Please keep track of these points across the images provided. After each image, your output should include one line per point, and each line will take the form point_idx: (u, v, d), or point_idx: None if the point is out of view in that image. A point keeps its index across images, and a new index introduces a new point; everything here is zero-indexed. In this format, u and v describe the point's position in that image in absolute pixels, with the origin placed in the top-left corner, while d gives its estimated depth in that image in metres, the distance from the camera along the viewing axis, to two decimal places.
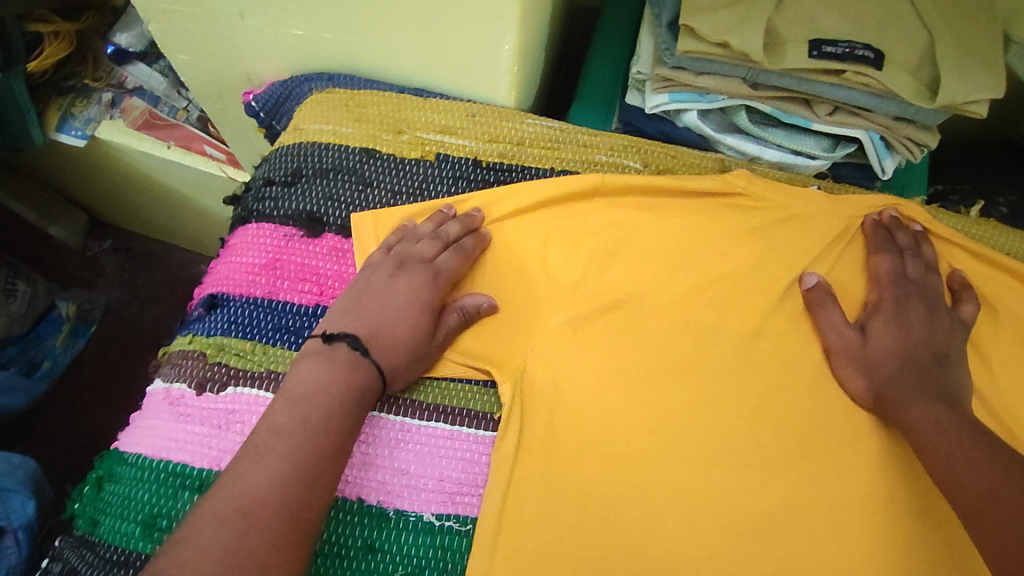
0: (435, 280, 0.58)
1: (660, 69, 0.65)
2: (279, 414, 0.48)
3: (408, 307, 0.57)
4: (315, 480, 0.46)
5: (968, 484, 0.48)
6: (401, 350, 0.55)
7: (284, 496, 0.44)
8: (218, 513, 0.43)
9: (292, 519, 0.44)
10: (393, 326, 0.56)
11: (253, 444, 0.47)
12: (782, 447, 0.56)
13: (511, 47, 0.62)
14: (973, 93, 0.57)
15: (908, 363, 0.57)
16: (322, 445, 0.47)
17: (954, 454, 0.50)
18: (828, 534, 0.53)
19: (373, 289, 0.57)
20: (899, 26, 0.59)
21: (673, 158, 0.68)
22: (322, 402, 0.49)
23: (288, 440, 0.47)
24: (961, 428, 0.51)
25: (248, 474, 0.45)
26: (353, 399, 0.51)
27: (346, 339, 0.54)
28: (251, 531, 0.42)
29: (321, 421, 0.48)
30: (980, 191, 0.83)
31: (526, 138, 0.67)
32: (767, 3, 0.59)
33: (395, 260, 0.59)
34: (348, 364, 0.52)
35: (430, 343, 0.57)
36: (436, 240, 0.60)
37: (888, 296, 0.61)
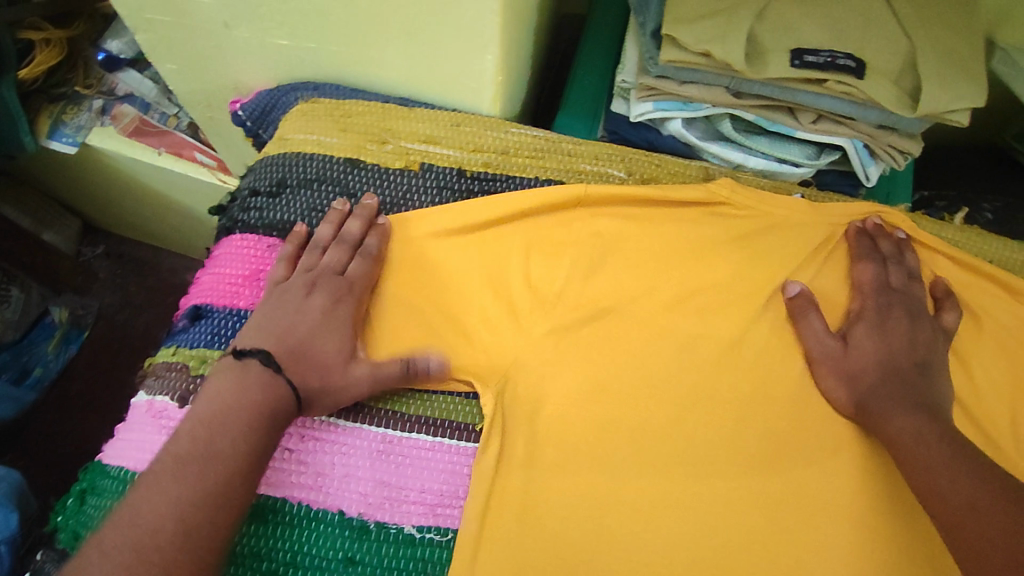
0: (350, 290, 0.59)
1: (643, 78, 0.65)
2: (184, 438, 0.48)
3: (324, 324, 0.56)
4: (216, 506, 0.45)
5: (949, 496, 0.48)
6: (315, 369, 0.54)
7: (181, 525, 0.44)
8: (110, 546, 0.42)
9: (189, 549, 0.43)
10: (309, 341, 0.55)
11: (155, 470, 0.46)
12: (764, 457, 0.56)
13: (494, 58, 0.62)
14: (955, 102, 0.57)
15: (889, 372, 0.57)
16: (226, 470, 0.47)
17: (935, 464, 0.50)
18: (809, 544, 0.53)
19: (284, 307, 0.57)
20: (881, 35, 0.59)
21: (658, 167, 0.68)
22: (229, 424, 0.49)
23: (189, 467, 0.46)
24: (942, 439, 0.51)
25: (145, 501, 0.44)
26: (262, 420, 0.50)
27: (257, 356, 0.53)
28: (141, 564, 0.42)
29: (226, 442, 0.48)
30: (966, 198, 0.82)
31: (510, 147, 0.68)
32: (749, 13, 0.59)
33: (306, 276, 0.59)
34: (260, 383, 0.52)
35: (348, 369, 0.55)
36: (345, 247, 0.61)
37: (870, 304, 0.61)
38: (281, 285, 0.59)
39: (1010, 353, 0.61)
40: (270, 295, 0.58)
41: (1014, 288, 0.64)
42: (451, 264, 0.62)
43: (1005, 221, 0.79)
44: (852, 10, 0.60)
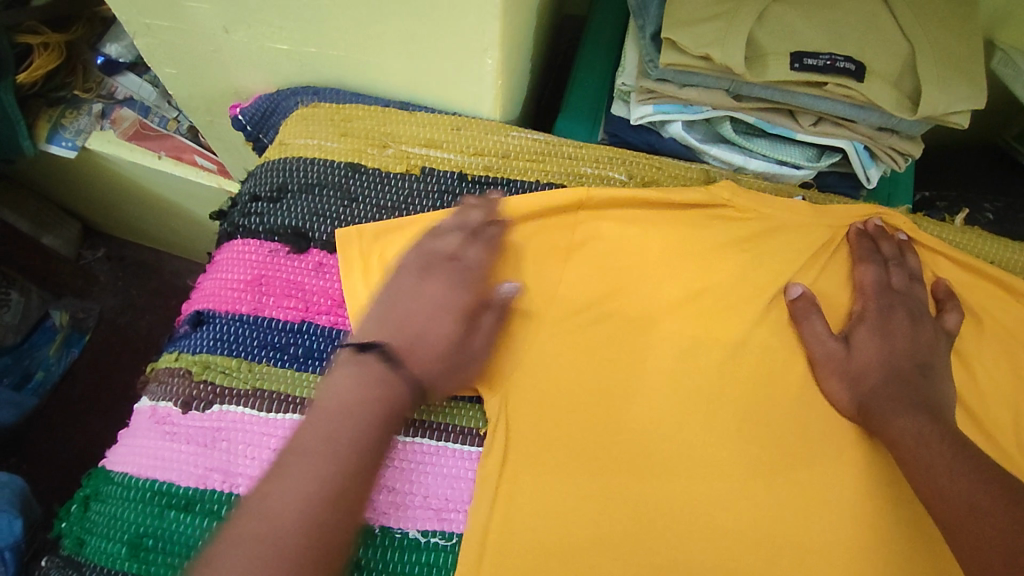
0: (467, 276, 0.59)
1: (643, 81, 0.65)
2: (313, 430, 0.47)
3: (438, 310, 0.56)
4: (338, 504, 0.45)
5: (950, 497, 0.48)
6: (430, 357, 0.54)
7: (306, 521, 0.43)
8: (240, 536, 0.42)
9: (313, 545, 0.42)
10: (428, 329, 0.55)
11: (283, 462, 0.46)
12: (766, 458, 0.56)
13: (494, 62, 0.62)
14: (954, 104, 0.58)
15: (891, 374, 0.57)
16: (348, 467, 0.46)
17: (936, 466, 0.50)
18: (812, 545, 0.53)
19: (405, 295, 0.57)
20: (880, 37, 0.59)
21: (658, 169, 0.69)
22: (351, 419, 0.48)
23: (315, 460, 0.46)
24: (942, 440, 0.52)
25: (279, 493, 0.44)
26: (382, 415, 0.50)
27: (376, 348, 0.53)
28: (280, 556, 0.41)
29: (352, 436, 0.48)
30: (966, 198, 0.83)
31: (511, 151, 0.68)
32: (748, 16, 0.59)
33: (420, 261, 0.59)
34: (379, 376, 0.51)
35: (464, 347, 0.56)
36: (462, 233, 0.60)
37: (871, 305, 0.61)
38: (401, 270, 0.59)
39: (1012, 353, 0.62)
40: (392, 282, 0.58)
41: (1015, 288, 0.64)
42: (516, 257, 0.62)
43: (1005, 221, 0.79)
44: (851, 13, 0.60)
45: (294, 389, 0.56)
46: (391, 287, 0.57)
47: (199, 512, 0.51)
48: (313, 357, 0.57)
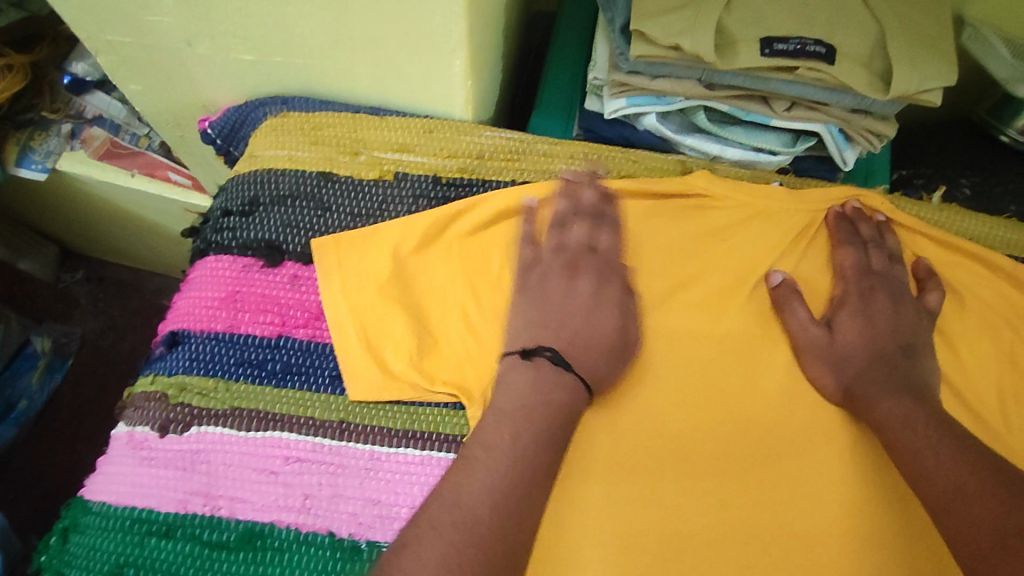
0: (610, 267, 0.60)
1: (616, 74, 0.65)
2: (497, 430, 0.49)
3: (597, 307, 0.58)
4: (525, 502, 0.46)
5: (935, 479, 0.48)
6: (596, 354, 0.56)
7: (497, 512, 0.44)
8: (438, 520, 0.43)
9: (503, 539, 0.43)
10: (585, 325, 0.57)
11: (470, 458, 0.47)
12: (756, 447, 0.56)
13: (462, 62, 0.61)
14: (926, 83, 0.57)
15: (873, 359, 0.58)
16: (535, 469, 0.47)
17: (921, 450, 0.50)
18: (806, 535, 0.53)
19: (554, 291, 0.58)
20: (849, 19, 0.58)
21: (634, 163, 0.68)
22: (533, 422, 0.50)
23: (503, 457, 0.47)
24: (922, 422, 0.52)
25: (467, 484, 0.45)
26: (557, 419, 0.51)
27: (545, 353, 0.54)
28: (472, 540, 0.42)
29: (535, 437, 0.49)
30: (942, 174, 0.84)
31: (485, 151, 0.66)
32: (715, 3, 0.58)
33: (563, 255, 0.60)
34: (555, 380, 0.53)
35: (625, 340, 0.57)
36: (592, 224, 0.61)
37: (852, 289, 0.60)
38: (535, 266, 0.60)
39: (994, 330, 0.62)
40: (529, 283, 0.59)
41: (996, 264, 0.64)
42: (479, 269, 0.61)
43: (981, 196, 0.81)
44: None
45: (273, 406, 0.55)
46: (537, 286, 0.59)
47: (181, 537, 0.50)
48: (291, 372, 0.56)
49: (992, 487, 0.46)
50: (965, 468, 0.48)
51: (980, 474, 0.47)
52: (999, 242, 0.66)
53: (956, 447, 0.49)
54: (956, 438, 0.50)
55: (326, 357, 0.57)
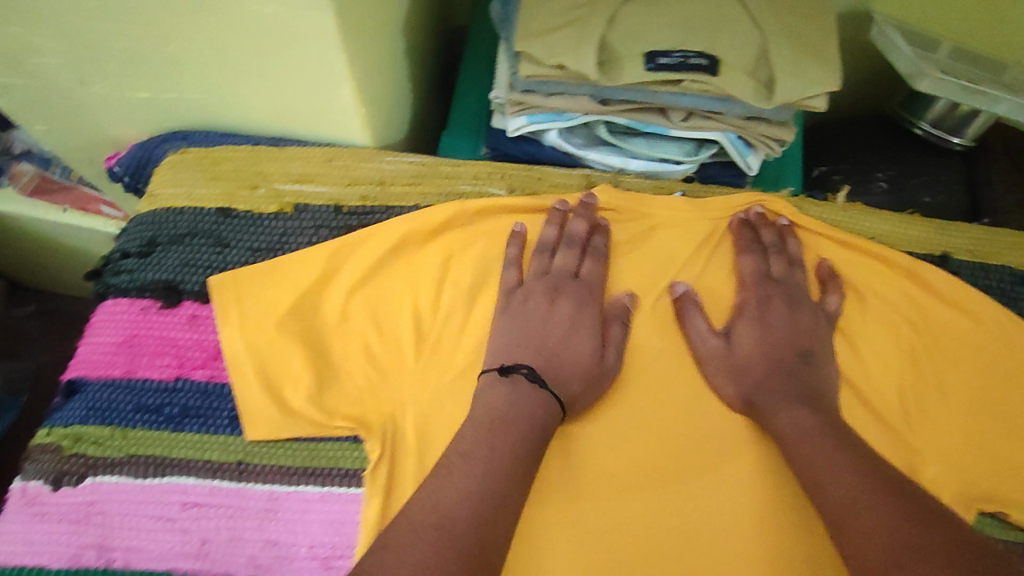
0: (591, 292, 0.61)
1: (512, 94, 0.64)
2: (474, 439, 0.51)
3: (574, 326, 0.59)
4: (498, 508, 0.48)
5: (831, 491, 0.50)
6: (576, 374, 0.57)
7: (473, 518, 0.46)
8: (415, 522, 0.45)
9: (479, 544, 0.45)
10: (565, 348, 0.58)
11: (448, 465, 0.49)
12: (661, 461, 0.56)
13: (351, 92, 0.60)
14: (810, 88, 0.57)
15: (772, 366, 0.59)
16: (511, 481, 0.49)
17: (818, 462, 0.51)
18: (705, 549, 0.53)
19: (535, 315, 0.60)
20: (734, 26, 0.57)
21: (538, 180, 0.67)
22: (513, 433, 0.52)
23: (480, 464, 0.49)
24: (817, 431, 0.54)
25: (445, 490, 0.47)
26: (534, 429, 0.53)
27: (523, 370, 0.55)
28: (448, 542, 0.44)
29: (510, 446, 0.51)
30: (859, 168, 0.87)
31: (387, 177, 0.66)
32: (598, 18, 0.57)
33: (547, 280, 0.61)
34: (534, 395, 0.54)
35: (603, 365, 0.58)
36: (573, 248, 0.62)
37: (750, 296, 0.62)
38: (517, 289, 0.61)
39: (893, 328, 0.63)
40: (513, 303, 0.61)
41: (895, 263, 0.64)
42: (382, 298, 0.61)
43: (897, 188, 0.84)
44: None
45: (170, 451, 0.54)
46: (522, 309, 0.60)
47: None
48: (189, 415, 0.56)
49: (881, 499, 0.48)
50: (857, 480, 0.49)
51: (874, 488, 0.48)
52: (900, 240, 0.66)
53: (851, 459, 0.51)
54: (848, 449, 0.52)
55: (225, 398, 0.57)
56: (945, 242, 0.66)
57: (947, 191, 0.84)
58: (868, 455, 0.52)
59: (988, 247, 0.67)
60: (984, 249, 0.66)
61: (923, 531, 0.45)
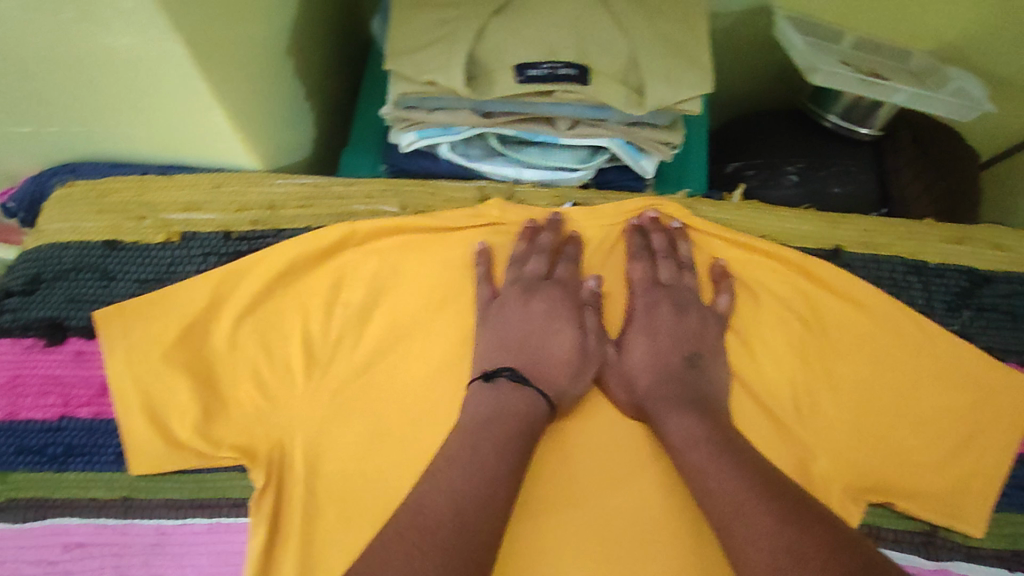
0: (566, 292, 0.62)
1: (394, 111, 0.63)
2: (458, 443, 0.53)
3: (553, 320, 0.60)
4: (488, 503, 0.49)
5: (715, 498, 0.50)
6: (560, 368, 0.59)
7: (460, 512, 0.47)
8: (402, 523, 0.46)
9: (467, 535, 0.46)
10: (545, 346, 0.59)
11: (437, 468, 0.51)
12: (552, 472, 0.57)
13: (225, 118, 0.59)
14: (681, 93, 0.57)
15: (660, 372, 0.59)
16: (498, 477, 0.50)
17: (702, 469, 0.52)
18: (590, 553, 0.54)
19: (512, 321, 0.60)
20: (600, 32, 0.57)
21: (432, 195, 0.67)
22: (497, 432, 0.53)
23: (466, 465, 0.50)
24: (701, 436, 0.54)
25: (432, 492, 0.49)
26: (523, 428, 0.54)
27: (504, 373, 0.57)
28: (437, 536, 0.45)
29: (495, 445, 0.52)
30: (771, 162, 0.87)
31: (277, 200, 0.66)
32: (465, 33, 0.57)
33: (518, 286, 0.62)
34: (517, 393, 0.56)
35: (583, 349, 0.60)
36: (544, 255, 0.63)
37: (641, 303, 0.62)
38: (494, 300, 0.62)
39: (786, 323, 0.63)
40: (489, 315, 0.61)
41: (787, 259, 0.65)
42: (273, 322, 0.61)
43: (808, 181, 0.85)
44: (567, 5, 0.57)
45: (53, 492, 0.55)
46: (499, 314, 0.61)
47: None
48: (74, 454, 0.56)
49: (762, 503, 0.48)
50: (739, 484, 0.50)
51: (753, 491, 0.49)
52: (793, 236, 0.67)
53: (733, 462, 0.51)
54: (731, 452, 0.53)
55: (111, 434, 0.57)
56: (838, 237, 0.67)
57: (856, 182, 0.85)
58: (746, 455, 0.53)
59: (881, 239, 0.66)
60: (878, 241, 0.66)
61: (801, 531, 0.45)
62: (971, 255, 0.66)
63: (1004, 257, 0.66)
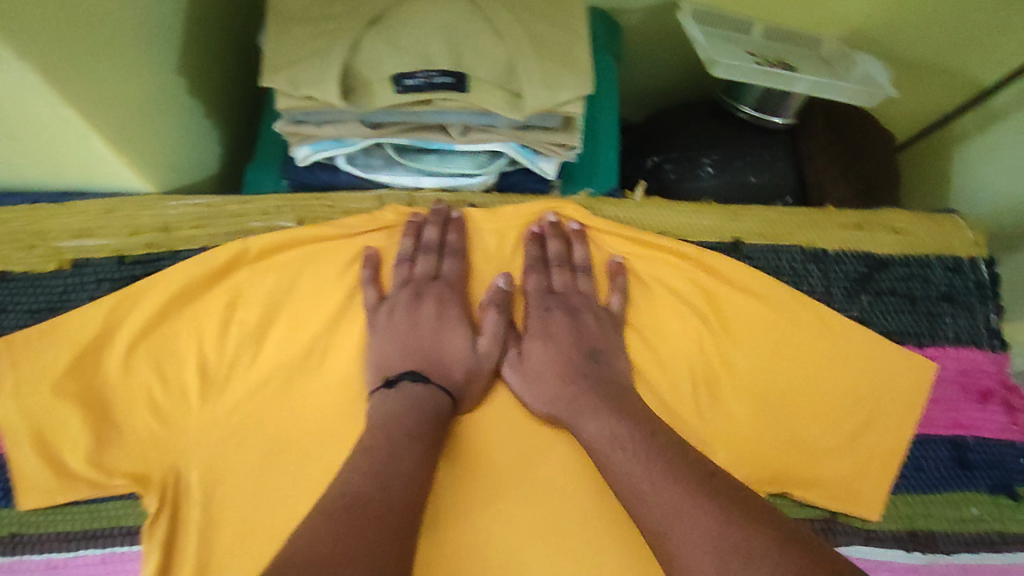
0: (451, 290, 0.63)
1: (284, 125, 0.62)
2: (370, 437, 0.54)
3: (445, 323, 0.61)
4: (408, 483, 0.51)
5: (650, 503, 0.49)
6: (455, 367, 0.60)
7: (384, 491, 0.49)
8: (327, 504, 0.47)
9: (393, 511, 0.48)
10: (437, 348, 0.60)
11: (354, 460, 0.52)
12: (450, 477, 0.59)
13: (102, 144, 0.58)
14: (561, 94, 0.57)
15: (564, 372, 0.60)
16: (415, 462, 0.53)
17: (630, 474, 0.52)
18: (485, 550, 0.57)
19: (402, 325, 0.61)
20: (477, 37, 0.56)
21: (329, 207, 0.67)
22: (406, 422, 0.55)
23: (381, 452, 0.52)
24: (622, 436, 0.54)
25: (354, 477, 0.50)
26: (429, 419, 0.56)
27: (406, 377, 0.58)
28: (364, 513, 0.46)
29: (406, 432, 0.54)
30: (687, 154, 0.86)
31: (171, 222, 0.65)
32: (339, 45, 0.56)
33: (407, 289, 0.62)
34: (422, 392, 0.57)
35: (479, 350, 0.61)
36: (430, 252, 0.63)
37: (535, 312, 0.63)
38: (383, 304, 0.62)
39: (684, 318, 0.63)
40: (379, 321, 0.61)
41: (686, 254, 0.65)
42: (168, 344, 0.61)
43: (723, 172, 0.85)
44: (439, 10, 0.56)
45: None
46: (388, 320, 0.61)
47: None
48: None
49: (693, 502, 0.48)
50: (666, 485, 0.49)
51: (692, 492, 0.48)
52: (691, 230, 0.67)
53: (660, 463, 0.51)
54: (656, 452, 0.52)
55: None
56: (737, 229, 0.67)
57: (771, 170, 0.86)
58: (676, 453, 0.52)
59: (779, 228, 0.67)
60: (776, 231, 0.67)
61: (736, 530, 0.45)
62: (869, 241, 0.67)
63: (900, 241, 0.67)
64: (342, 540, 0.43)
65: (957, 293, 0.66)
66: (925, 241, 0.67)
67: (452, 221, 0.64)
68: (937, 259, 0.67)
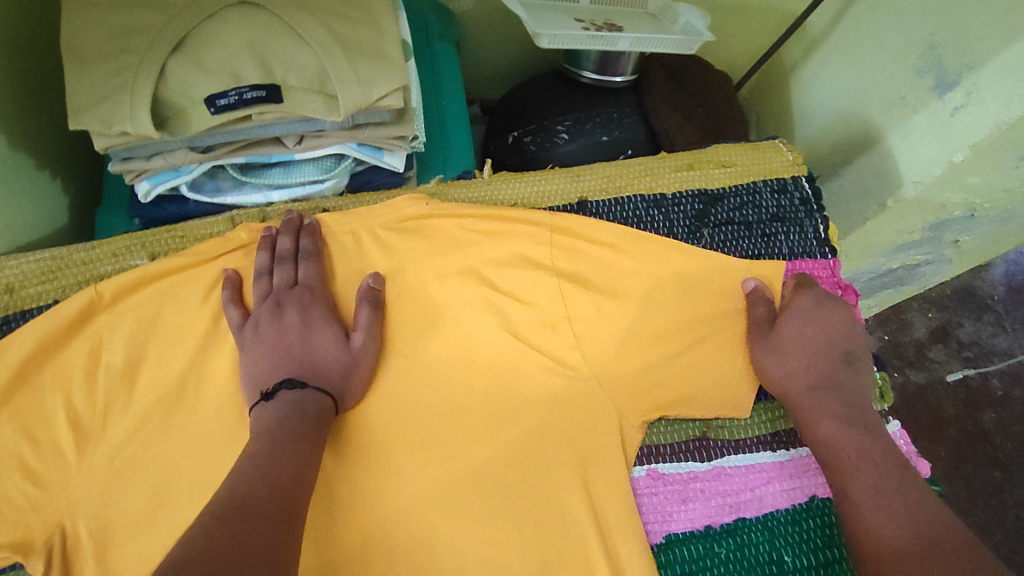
0: (313, 295, 0.62)
1: (112, 165, 0.61)
2: (252, 443, 0.53)
3: (312, 328, 0.61)
4: (296, 478, 0.51)
5: (861, 504, 0.56)
6: (330, 369, 0.60)
7: (271, 488, 0.49)
8: (209, 508, 0.46)
9: (280, 506, 0.48)
10: (309, 353, 0.60)
11: (235, 466, 0.51)
12: (346, 472, 0.61)
13: None
14: (376, 89, 0.58)
15: (814, 360, 0.65)
16: (301, 461, 0.52)
17: (861, 482, 0.57)
18: (394, 532, 0.60)
19: (269, 338, 0.60)
20: (283, 49, 0.57)
21: (181, 238, 0.65)
22: (286, 424, 0.54)
23: (265, 452, 0.51)
24: (861, 447, 0.60)
25: (240, 479, 0.49)
26: (312, 419, 0.56)
27: (283, 386, 0.57)
28: (247, 512, 0.46)
29: (289, 433, 0.53)
30: (543, 125, 0.89)
31: (14, 281, 0.63)
32: (144, 78, 0.55)
33: (268, 302, 0.61)
34: (297, 399, 0.57)
35: (353, 349, 0.61)
36: (285, 261, 0.62)
37: (807, 296, 0.67)
38: (247, 321, 0.62)
39: (547, 277, 0.66)
40: (246, 339, 0.61)
41: (537, 221, 0.67)
42: (28, 407, 0.59)
43: (577, 136, 0.88)
44: (239, 26, 0.57)
45: None
46: (255, 336, 0.60)
47: None
48: None
49: (927, 542, 0.52)
50: (888, 490, 0.56)
51: (901, 507, 0.55)
52: (541, 196, 0.70)
53: (891, 473, 0.57)
54: (893, 462, 0.58)
55: None
56: (581, 187, 0.69)
57: (622, 126, 0.90)
58: (912, 486, 0.56)
59: (619, 181, 0.71)
60: (616, 183, 0.70)
61: (944, 537, 0.52)
62: (701, 178, 0.71)
63: (730, 172, 0.72)
64: (228, 540, 0.43)
65: (787, 212, 0.71)
66: (751, 168, 0.72)
67: (302, 228, 0.64)
68: (764, 183, 0.72)
